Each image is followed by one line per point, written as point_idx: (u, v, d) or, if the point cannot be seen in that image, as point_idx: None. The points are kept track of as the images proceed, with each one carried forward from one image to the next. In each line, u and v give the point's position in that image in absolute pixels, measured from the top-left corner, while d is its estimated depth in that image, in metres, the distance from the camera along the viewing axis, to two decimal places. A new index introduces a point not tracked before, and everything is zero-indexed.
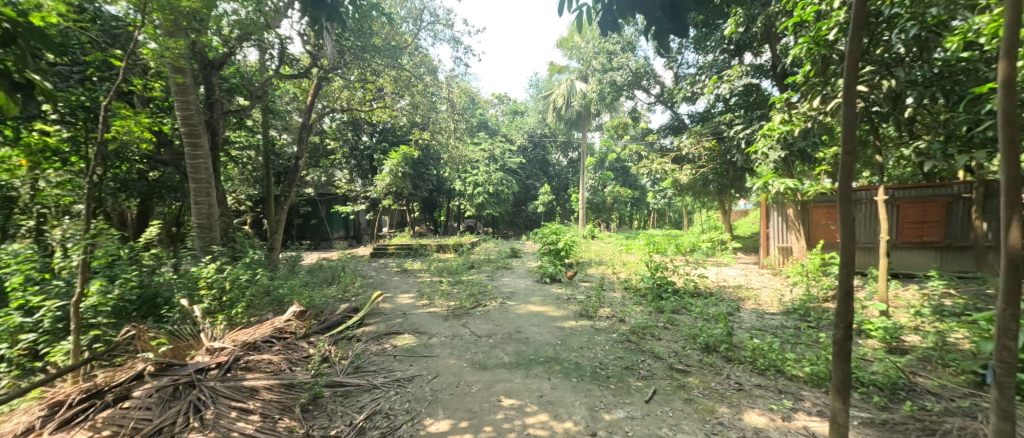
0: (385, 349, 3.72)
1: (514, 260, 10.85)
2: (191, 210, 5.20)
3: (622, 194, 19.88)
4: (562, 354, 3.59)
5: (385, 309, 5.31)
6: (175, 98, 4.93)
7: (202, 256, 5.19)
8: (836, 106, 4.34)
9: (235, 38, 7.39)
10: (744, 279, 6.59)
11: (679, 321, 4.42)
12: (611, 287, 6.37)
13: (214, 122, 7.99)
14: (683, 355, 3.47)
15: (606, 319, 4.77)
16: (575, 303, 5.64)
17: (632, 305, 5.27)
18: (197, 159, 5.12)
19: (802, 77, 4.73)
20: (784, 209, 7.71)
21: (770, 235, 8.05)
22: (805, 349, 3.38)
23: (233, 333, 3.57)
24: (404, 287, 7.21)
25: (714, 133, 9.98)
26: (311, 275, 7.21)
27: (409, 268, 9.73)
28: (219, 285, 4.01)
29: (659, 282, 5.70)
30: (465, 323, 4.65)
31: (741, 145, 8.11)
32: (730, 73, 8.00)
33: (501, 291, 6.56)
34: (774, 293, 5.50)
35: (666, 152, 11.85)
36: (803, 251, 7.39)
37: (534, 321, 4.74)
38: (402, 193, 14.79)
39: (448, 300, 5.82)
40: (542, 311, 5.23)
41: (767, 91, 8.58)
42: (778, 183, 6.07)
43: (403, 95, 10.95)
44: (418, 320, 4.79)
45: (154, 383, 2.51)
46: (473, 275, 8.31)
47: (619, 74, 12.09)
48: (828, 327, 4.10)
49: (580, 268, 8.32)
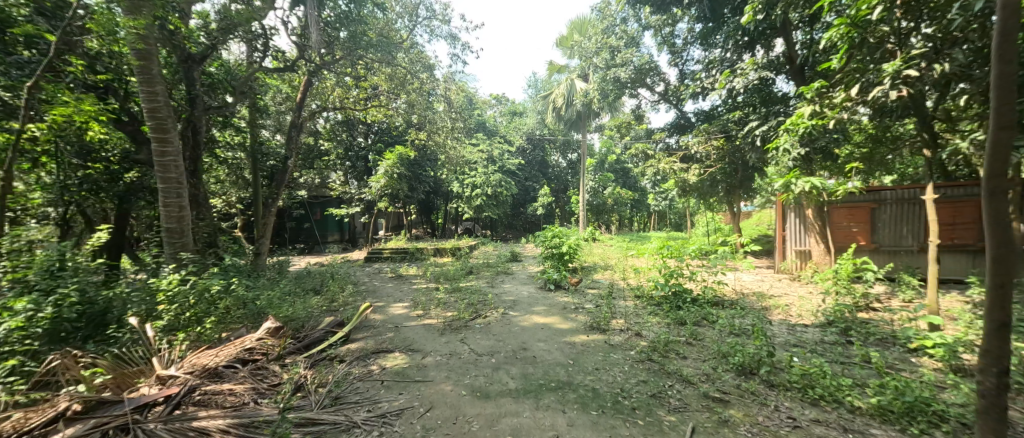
0: (371, 372, 3.23)
1: (514, 264, 10.37)
2: (159, 212, 4.69)
3: (623, 195, 19.48)
4: (575, 378, 3.10)
5: (375, 321, 4.82)
6: (139, 88, 4.42)
7: (171, 263, 4.67)
8: (877, 95, 3.88)
9: (217, 30, 6.92)
10: (764, 286, 6.13)
11: (703, 336, 3.96)
12: (621, 295, 5.89)
13: (194, 119, 7.41)
14: (718, 380, 3.00)
15: (621, 332, 4.30)
16: (583, 313, 5.16)
17: (647, 316, 4.80)
18: (165, 156, 4.61)
19: (836, 64, 4.28)
20: (802, 210, 7.29)
21: (788, 237, 7.65)
22: (862, 374, 2.90)
23: (195, 355, 3.09)
24: (398, 295, 6.72)
25: (722, 131, 9.58)
26: (298, 282, 6.70)
27: (404, 273, 9.24)
28: (182, 299, 3.53)
29: (676, 290, 5.24)
30: (464, 338, 4.16)
31: (756, 143, 7.66)
32: (743, 67, 7.56)
33: (502, 299, 6.08)
34: (801, 302, 5.04)
35: (674, 151, 11.30)
36: (823, 255, 6.99)
37: (540, 335, 4.25)
38: (399, 195, 14.30)
39: (444, 311, 5.33)
40: (549, 324, 4.74)
41: (781, 88, 8.15)
42: (802, 182, 5.64)
43: (398, 94, 10.51)
44: (411, 335, 4.30)
45: (75, 429, 2.04)
46: (472, 281, 7.82)
47: (624, 70, 11.57)
48: (875, 345, 3.63)
49: (585, 274, 7.84)
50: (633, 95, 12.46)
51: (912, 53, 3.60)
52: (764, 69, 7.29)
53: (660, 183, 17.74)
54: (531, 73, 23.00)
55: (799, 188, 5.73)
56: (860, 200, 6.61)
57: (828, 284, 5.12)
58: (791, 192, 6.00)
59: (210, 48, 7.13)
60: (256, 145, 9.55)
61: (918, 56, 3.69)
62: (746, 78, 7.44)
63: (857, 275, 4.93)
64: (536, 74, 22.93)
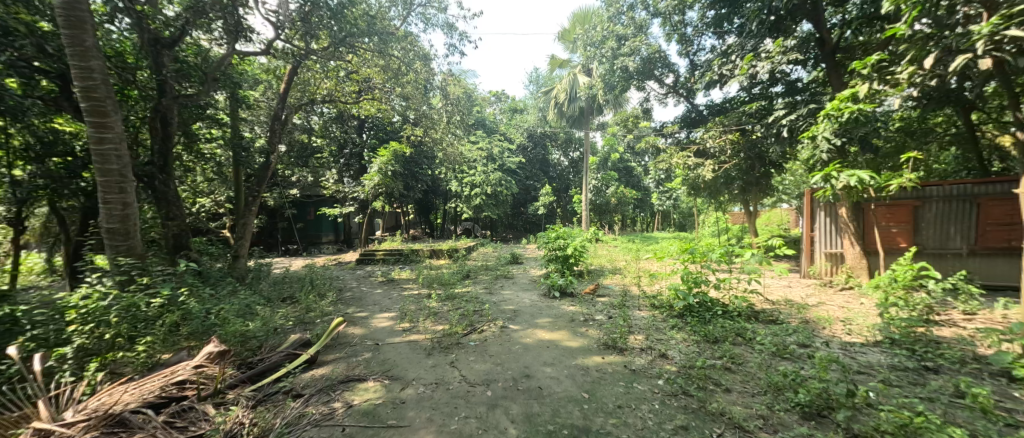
0: (333, 413, 2.54)
1: (514, 267, 9.67)
2: (98, 210, 4.00)
3: (626, 195, 18.78)
4: (593, 423, 2.41)
5: (351, 338, 4.11)
6: (71, 63, 3.77)
7: (111, 269, 3.99)
8: (960, 66, 3.18)
9: (187, 12, 6.25)
10: (797, 295, 5.44)
11: (746, 360, 3.27)
12: (636, 304, 5.22)
13: (163, 108, 6.63)
14: (782, 427, 2.31)
15: (642, 353, 3.60)
16: (594, 327, 4.47)
17: (670, 331, 4.13)
18: (103, 144, 3.92)
19: (904, 28, 3.55)
20: (835, 209, 6.51)
21: (816, 239, 6.77)
22: (973, 421, 2.21)
23: (106, 390, 2.45)
24: (385, 303, 6.01)
25: (738, 124, 8.93)
26: (274, 288, 6.03)
27: (395, 277, 8.55)
28: (96, 318, 2.93)
29: (701, 301, 4.55)
30: (454, 361, 3.47)
31: (781, 134, 6.95)
32: (768, 49, 6.84)
33: (501, 309, 5.39)
34: (849, 315, 4.34)
35: (686, 146, 10.54)
36: (859, 259, 6.17)
37: (546, 357, 3.55)
38: (394, 194, 13.63)
39: (435, 324, 4.64)
40: (556, 341, 4.04)
41: (807, 76, 7.45)
42: (845, 175, 4.74)
43: (392, 86, 9.88)
44: (392, 357, 3.58)
45: None
46: (468, 287, 7.15)
47: (632, 60, 10.89)
48: (960, 374, 2.93)
49: (592, 279, 7.17)
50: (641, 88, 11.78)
51: (1013, 11, 2.88)
52: (794, 51, 6.54)
53: (666, 182, 17.07)
54: (531, 69, 22.32)
55: (841, 183, 4.82)
56: (902, 198, 5.92)
57: (878, 294, 4.44)
58: (827, 188, 5.22)
59: (182, 31, 6.46)
60: (236, 139, 8.84)
61: (1013, 17, 2.99)
62: (773, 61, 6.69)
63: (914, 284, 4.24)
64: (537, 70, 22.28)
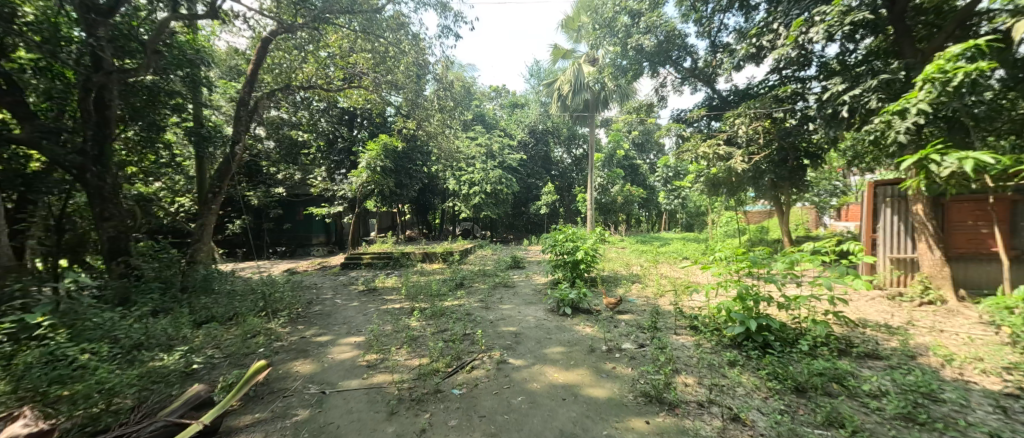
0: None
1: (515, 273, 8.51)
2: None
3: (633, 193, 17.39)
4: None
5: (290, 383, 2.99)
6: None
7: None
8: None
9: None
10: (876, 314, 4.26)
11: (876, 434, 2.13)
12: (671, 327, 4.09)
13: (98, 86, 5.37)
14: None
15: (703, 411, 2.46)
16: (623, 361, 3.33)
17: (730, 370, 2.97)
18: None
19: None
20: (905, 204, 5.36)
21: (879, 242, 5.59)
22: None
23: None
24: (356, 322, 4.87)
25: (771, 108, 7.79)
26: (219, 302, 4.88)
27: (377, 286, 7.38)
28: None
29: (763, 327, 3.40)
30: (427, 429, 2.33)
31: (839, 114, 5.74)
32: (823, 11, 5.61)
33: (502, 330, 4.27)
34: (972, 349, 3.17)
35: (709, 135, 9.42)
36: (935, 267, 5.00)
37: (563, 420, 2.42)
38: (384, 193, 12.46)
39: (411, 356, 3.51)
40: (577, 387, 2.88)
41: (865, 47, 6.26)
42: (952, 158, 3.52)
43: (380, 73, 8.69)
44: (339, 420, 2.45)
45: None
46: (461, 298, 6.03)
47: (647, 39, 9.78)
48: None
49: (607, 288, 6.03)
50: (655, 73, 10.68)
51: None
52: (858, 11, 5.32)
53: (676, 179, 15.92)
54: (532, 62, 21.22)
55: (945, 169, 3.63)
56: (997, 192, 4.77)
57: (1008, 317, 3.27)
58: (917, 176, 3.97)
59: None
60: (196, 127, 7.69)
61: None
62: (830, 25, 5.49)
63: None
64: (538, 63, 21.15)
